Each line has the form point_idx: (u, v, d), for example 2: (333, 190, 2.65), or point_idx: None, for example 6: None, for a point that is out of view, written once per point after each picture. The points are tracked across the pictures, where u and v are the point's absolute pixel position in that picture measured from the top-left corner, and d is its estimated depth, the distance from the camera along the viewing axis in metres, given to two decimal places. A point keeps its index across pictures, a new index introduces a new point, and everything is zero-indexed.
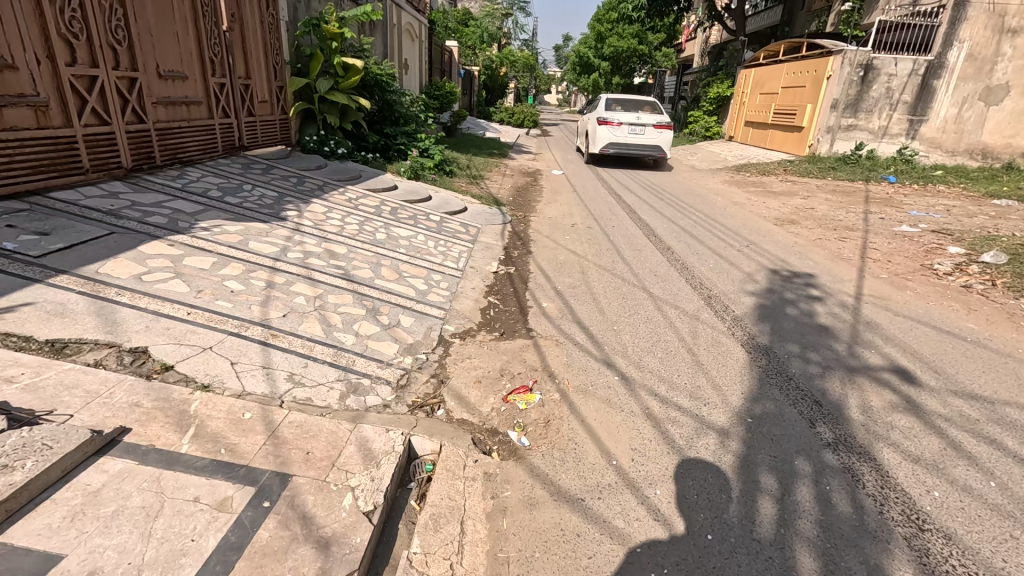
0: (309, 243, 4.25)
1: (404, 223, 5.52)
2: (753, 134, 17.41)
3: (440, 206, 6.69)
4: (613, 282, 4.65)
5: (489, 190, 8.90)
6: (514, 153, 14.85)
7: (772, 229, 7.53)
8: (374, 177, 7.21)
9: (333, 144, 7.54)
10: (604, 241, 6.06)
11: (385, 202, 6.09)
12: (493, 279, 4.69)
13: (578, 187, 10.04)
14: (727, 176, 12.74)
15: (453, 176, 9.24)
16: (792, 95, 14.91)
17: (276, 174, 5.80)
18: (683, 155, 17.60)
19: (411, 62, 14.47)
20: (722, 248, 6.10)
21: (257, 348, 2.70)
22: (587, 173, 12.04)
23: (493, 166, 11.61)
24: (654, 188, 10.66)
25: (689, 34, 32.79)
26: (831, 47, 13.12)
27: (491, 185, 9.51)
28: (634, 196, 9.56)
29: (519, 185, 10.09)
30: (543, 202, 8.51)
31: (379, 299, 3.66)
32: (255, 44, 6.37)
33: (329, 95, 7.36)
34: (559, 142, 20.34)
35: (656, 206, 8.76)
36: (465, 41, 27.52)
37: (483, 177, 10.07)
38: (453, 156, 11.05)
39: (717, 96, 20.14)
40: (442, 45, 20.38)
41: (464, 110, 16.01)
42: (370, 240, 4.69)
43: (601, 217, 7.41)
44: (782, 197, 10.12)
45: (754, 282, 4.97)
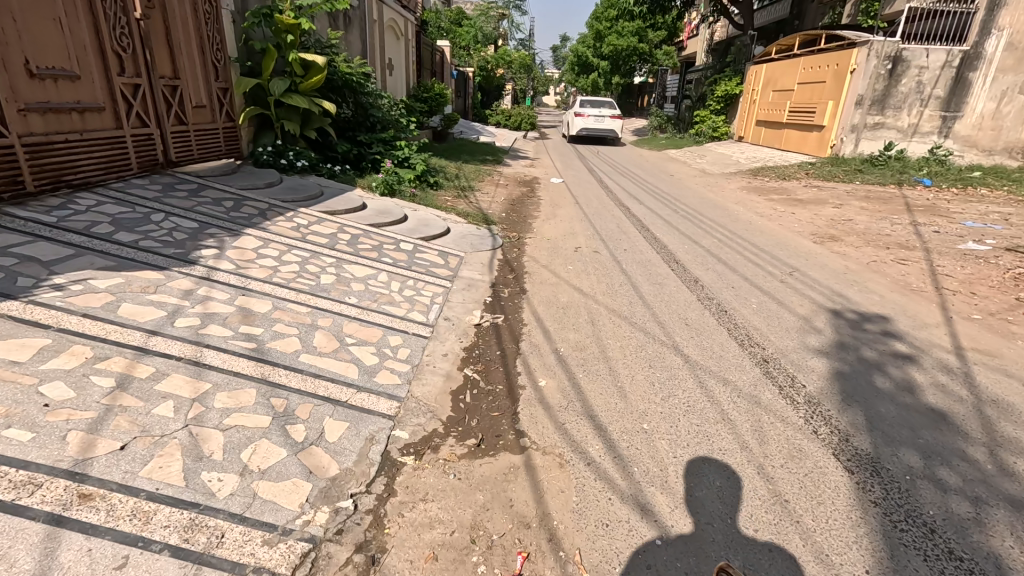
0: (218, 298, 3.09)
1: (361, 258, 4.33)
2: (766, 134, 16.28)
3: (413, 231, 5.52)
4: (632, 338, 3.51)
5: (479, 204, 7.78)
6: (509, 159, 13.69)
7: (811, 247, 6.37)
8: (339, 195, 6.07)
9: (292, 156, 6.38)
10: (615, 272, 4.90)
11: (344, 229, 4.91)
12: (474, 337, 3.53)
13: (581, 198, 8.90)
14: (743, 181, 11.60)
15: (437, 189, 8.07)
16: (810, 91, 13.79)
17: (206, 197, 4.65)
18: (691, 157, 16.47)
19: (396, 63, 13.39)
20: (762, 279, 4.94)
21: (34, 536, 1.53)
22: (590, 181, 10.87)
23: (486, 176, 10.46)
24: (665, 197, 9.51)
25: (690, 31, 31.61)
26: (854, 38, 11.99)
27: (482, 198, 8.37)
28: (645, 207, 8.42)
29: (515, 196, 8.97)
30: (543, 216, 7.38)
31: (296, 393, 2.48)
32: (186, 36, 5.21)
33: (285, 98, 6.23)
34: (558, 146, 19.28)
35: (672, 219, 7.62)
36: (459, 42, 26.46)
37: (473, 189, 8.90)
38: (440, 165, 9.94)
39: (725, 93, 19.04)
40: (432, 46, 19.35)
41: (456, 113, 14.95)
42: (309, 288, 3.53)
43: (609, 236, 6.26)
44: (810, 205, 9.02)
45: (816, 330, 3.81)
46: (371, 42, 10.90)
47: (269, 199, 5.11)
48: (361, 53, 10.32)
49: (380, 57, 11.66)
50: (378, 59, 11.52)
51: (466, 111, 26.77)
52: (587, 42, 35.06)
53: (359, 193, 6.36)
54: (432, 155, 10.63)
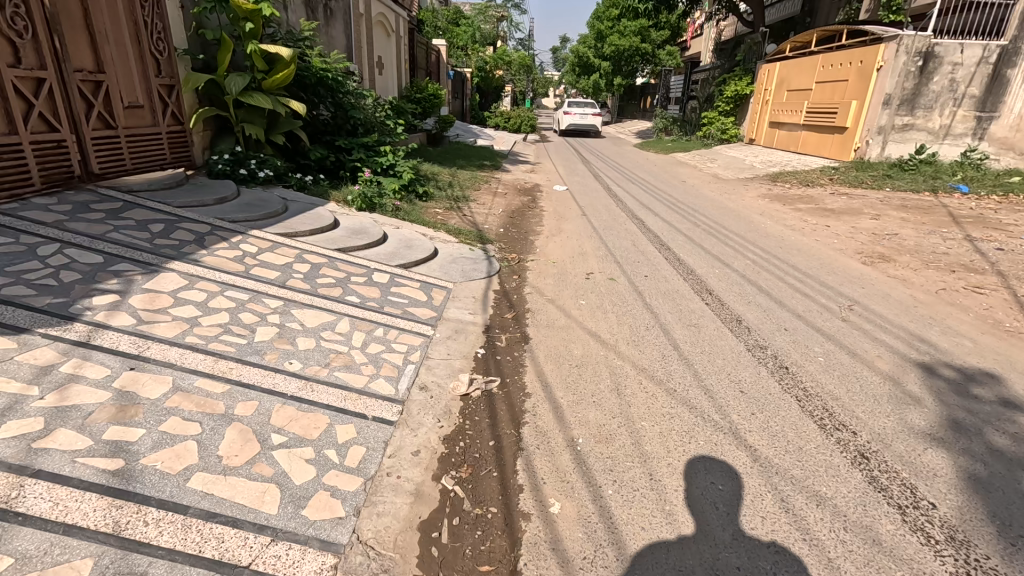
0: (90, 379, 2.17)
1: (318, 298, 3.41)
2: (780, 136, 15.39)
3: (391, 256, 4.58)
4: (672, 417, 2.61)
5: (474, 218, 6.87)
6: (508, 164, 12.76)
7: (862, 270, 5.44)
8: (308, 212, 5.16)
9: (253, 164, 5.47)
10: (638, 309, 4.00)
11: (304, 257, 3.99)
12: (459, 417, 2.60)
13: (588, 209, 8.00)
14: (762, 187, 10.71)
15: (425, 202, 7.15)
16: (829, 90, 12.90)
17: (129, 219, 3.74)
18: (701, 161, 15.58)
19: (386, 62, 12.51)
20: (817, 317, 4.02)
21: None
22: (596, 189, 9.97)
23: (483, 184, 9.57)
24: (682, 207, 8.60)
25: (695, 30, 30.67)
26: (881, 33, 11.11)
27: (477, 210, 7.45)
28: (661, 219, 7.52)
29: (515, 207, 8.05)
30: (546, 231, 6.47)
31: (164, 559, 1.55)
32: (115, 22, 4.32)
33: (245, 96, 5.32)
34: (559, 149, 18.40)
35: (694, 234, 6.70)
36: (456, 42, 25.87)
37: (467, 200, 7.98)
38: (432, 173, 9.03)
39: (736, 92, 18.13)
40: (427, 45, 18.55)
41: (451, 115, 14.07)
42: (236, 353, 2.60)
43: (625, 258, 5.35)
44: (842, 215, 8.12)
45: (912, 399, 2.89)
46: (357, 39, 10.04)
47: (215, 219, 4.19)
48: (344, 51, 9.46)
49: (368, 55, 10.80)
50: (366, 57, 10.67)
51: (465, 112, 25.97)
52: (588, 42, 34.21)
53: (334, 208, 5.45)
54: (423, 162, 9.75)
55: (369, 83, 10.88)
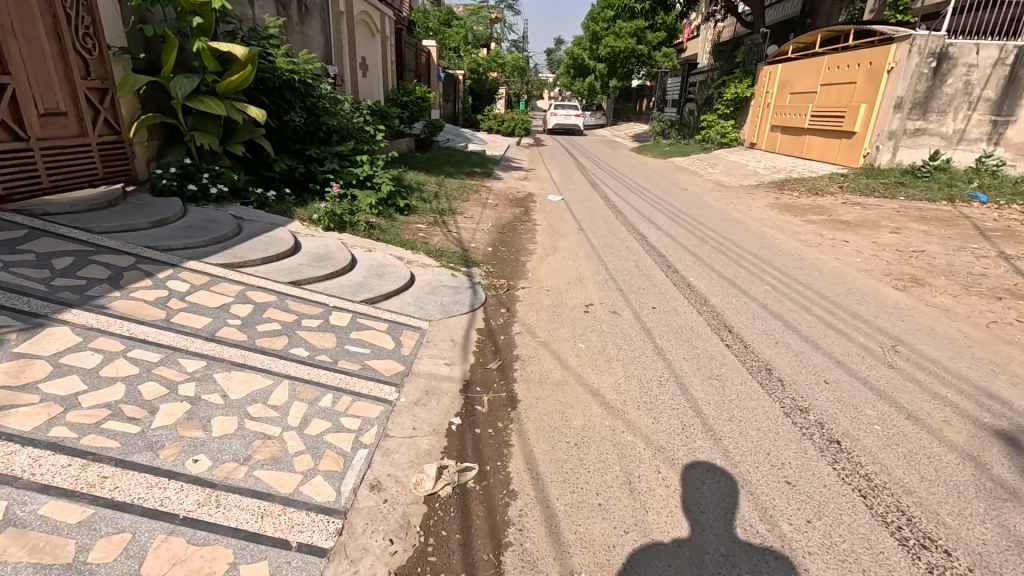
0: None
1: (253, 354, 2.74)
2: (783, 140, 14.84)
3: (356, 288, 3.93)
4: (705, 533, 1.97)
5: (460, 235, 6.25)
6: (500, 171, 12.12)
7: (895, 295, 4.82)
8: (266, 234, 4.52)
9: (204, 179, 4.81)
10: (647, 354, 3.39)
11: (246, 294, 3.33)
12: (420, 533, 1.94)
13: (585, 222, 7.39)
14: (768, 196, 10.15)
15: (405, 218, 6.51)
16: (835, 93, 12.38)
17: (30, 253, 3.09)
18: (702, 166, 15.02)
19: (371, 64, 11.87)
20: (858, 362, 3.41)
21: None
22: (593, 198, 9.36)
23: (472, 194, 8.93)
24: (685, 219, 8.00)
25: (691, 31, 30.12)
26: (891, 33, 10.57)
27: (464, 225, 6.82)
28: (664, 234, 6.92)
29: (506, 220, 7.42)
30: (539, 250, 5.85)
31: None
32: (24, 15, 3.68)
33: (194, 101, 4.68)
34: (554, 153, 17.83)
35: (702, 252, 6.08)
36: (447, 42, 25.43)
37: (454, 213, 7.35)
38: (416, 182, 8.38)
39: (736, 95, 17.56)
40: (417, 47, 18.04)
41: (441, 119, 13.47)
42: (119, 454, 1.92)
43: (628, 284, 4.73)
44: (858, 227, 7.55)
45: (1005, 491, 2.25)
46: (337, 39, 9.44)
47: (144, 247, 3.56)
48: (322, 51, 8.84)
49: (351, 57, 10.21)
50: (349, 59, 10.09)
51: (457, 115, 25.41)
52: (582, 44, 33.71)
53: (297, 228, 4.82)
54: (407, 170, 9.11)
55: (352, 86, 10.29)
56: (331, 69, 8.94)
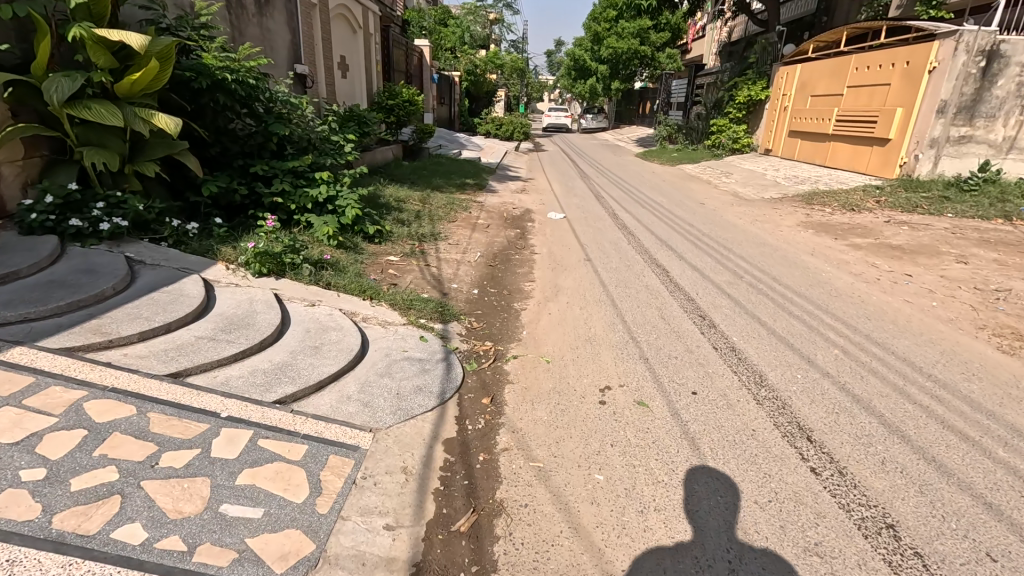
0: None
1: (34, 556, 1.57)
2: (802, 147, 13.70)
3: (274, 373, 2.77)
4: None
5: (440, 271, 5.13)
6: (495, 182, 10.96)
7: (1006, 362, 3.66)
8: (168, 284, 3.36)
9: (93, 211, 3.65)
10: (694, 492, 2.27)
11: (82, 407, 2.18)
12: None
13: (592, 249, 6.28)
14: (797, 212, 9.01)
15: (371, 249, 5.38)
16: (865, 96, 11.26)
17: None
18: (715, 175, 13.88)
19: (352, 64, 10.73)
20: (1022, 508, 2.24)
21: None
22: (598, 216, 8.21)
23: (461, 211, 7.77)
24: (709, 243, 6.86)
25: (696, 31, 29.00)
26: (934, 28, 9.43)
27: (446, 255, 5.67)
28: (686, 264, 5.78)
29: (497, 245, 6.28)
30: (536, 292, 4.72)
31: None
32: None
33: (78, 109, 3.53)
34: (555, 161, 16.71)
35: (738, 291, 4.92)
36: (443, 43, 24.28)
37: (436, 237, 6.20)
38: (393, 200, 7.22)
39: (749, 98, 16.43)
40: (409, 47, 16.95)
41: (431, 124, 12.37)
42: None
43: (653, 352, 3.58)
44: (912, 253, 6.42)
45: None
46: (308, 35, 8.31)
47: None
48: (289, 48, 7.70)
49: (326, 56, 9.10)
50: (323, 57, 8.98)
51: (453, 118, 24.23)
52: (583, 45, 32.52)
53: (219, 273, 3.68)
54: (386, 186, 7.95)
55: (327, 88, 9.16)
56: (298, 68, 7.80)
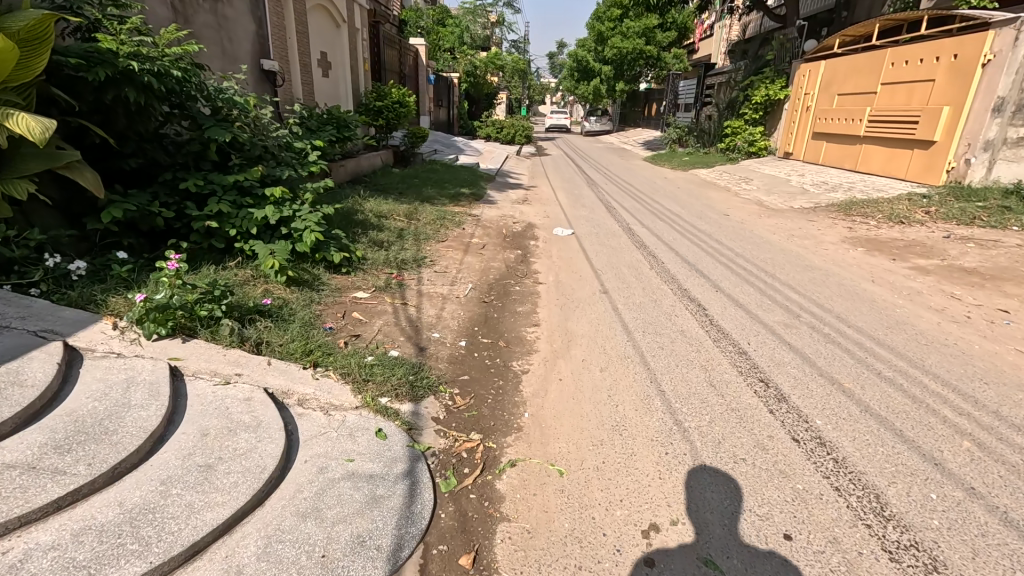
0: None
1: None
2: (828, 150, 12.61)
3: (114, 532, 1.70)
4: None
5: (420, 310, 4.09)
6: (494, 190, 9.93)
7: None
8: (6, 359, 2.30)
9: None
10: (714, 528, 2.06)
11: None
12: None
13: (606, 275, 5.23)
14: (836, 224, 7.93)
15: (334, 284, 4.33)
16: (902, 94, 10.19)
17: None
18: (733, 181, 12.80)
19: (334, 61, 9.70)
20: None
21: None
22: (609, 231, 7.16)
23: (453, 228, 6.71)
24: (745, 265, 5.78)
25: (703, 30, 27.97)
26: (988, 16, 8.37)
27: (429, 286, 4.62)
28: (725, 296, 4.70)
29: (494, 271, 5.22)
30: (541, 342, 3.67)
31: None
32: None
33: None
34: (558, 166, 15.65)
35: (799, 339, 3.83)
36: (442, 43, 23.31)
37: (419, 263, 5.15)
38: (370, 217, 6.16)
39: (767, 98, 15.35)
40: (402, 47, 15.95)
41: (424, 127, 11.33)
42: None
43: (709, 452, 2.51)
44: (994, 279, 5.33)
45: None
46: (278, 26, 7.28)
47: None
48: (253, 40, 6.66)
49: (301, 51, 8.08)
50: (298, 52, 7.94)
51: (452, 122, 23.87)
52: (586, 45, 31.48)
53: (96, 337, 2.63)
54: (365, 200, 6.91)
55: (303, 87, 8.14)
56: (264, 62, 6.78)
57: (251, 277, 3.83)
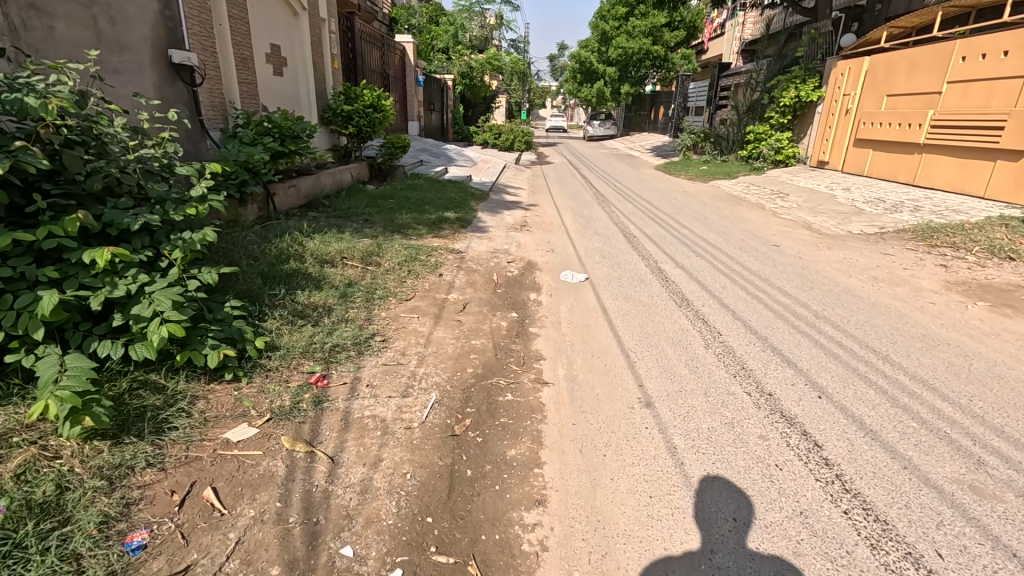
0: None
1: None
2: (876, 160, 10.89)
3: None
4: None
5: (337, 464, 2.36)
6: (487, 213, 8.21)
7: None
8: None
9: None
10: (723, 540, 2.06)
11: None
12: None
13: (642, 360, 3.54)
14: (921, 259, 6.19)
15: (200, 408, 2.61)
16: (976, 94, 8.54)
17: None
18: (766, 195, 11.05)
19: (290, 55, 7.96)
20: None
21: None
22: (632, 275, 5.43)
23: (425, 275, 4.98)
24: (837, 337, 4.03)
25: (712, 29, 26.40)
26: None
27: (366, 401, 2.88)
28: (839, 412, 2.98)
29: (476, 358, 3.48)
30: (549, 556, 1.96)
31: None
32: None
33: None
34: (561, 177, 13.88)
35: (1023, 539, 2.08)
36: (435, 43, 21.71)
37: (359, 350, 3.40)
38: (303, 269, 4.43)
39: (797, 100, 13.61)
40: (386, 45, 14.24)
41: (404, 136, 9.59)
42: None
43: (733, 519, 2.17)
44: None
45: None
46: (199, 7, 5.57)
47: None
48: (155, 22, 4.95)
49: (237, 41, 6.36)
50: (232, 41, 6.22)
51: (445, 127, 22.19)
52: (588, 46, 29.85)
53: None
54: (309, 237, 5.20)
55: (240, 87, 6.41)
56: (170, 51, 5.05)
57: (23, 424, 2.16)
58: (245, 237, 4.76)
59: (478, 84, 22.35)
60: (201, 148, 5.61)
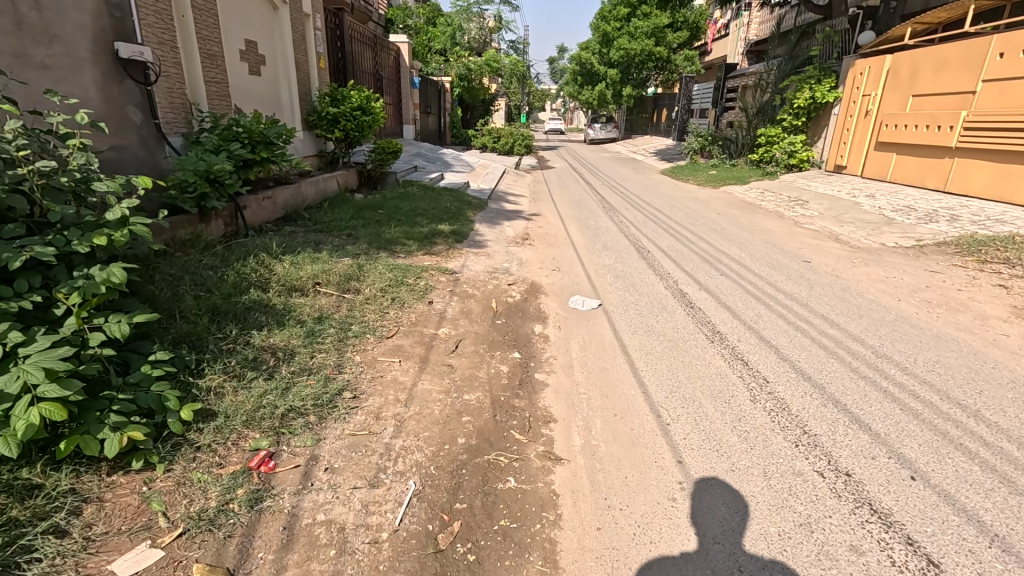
0: None
1: None
2: (901, 164, 10.20)
3: None
4: None
5: None
6: (485, 225, 7.52)
7: None
8: None
9: None
10: (719, 540, 2.06)
11: None
12: None
13: (677, 423, 2.83)
14: (974, 278, 5.50)
15: (86, 522, 1.89)
16: (1017, 93, 7.88)
17: None
18: (784, 203, 10.35)
19: (269, 52, 7.27)
20: None
21: None
22: (651, 301, 4.73)
23: (412, 303, 4.27)
24: (907, 383, 3.33)
25: (716, 29, 25.76)
26: None
27: (321, 497, 2.16)
28: (943, 503, 2.28)
29: (469, 421, 2.77)
30: None
31: None
32: None
33: None
34: (564, 183, 13.20)
35: None
36: (432, 44, 21.09)
37: (319, 414, 2.67)
38: (263, 301, 3.71)
39: (811, 101, 12.93)
40: (379, 46, 13.58)
41: (396, 142, 8.99)
42: None
43: (731, 520, 2.16)
44: None
45: None
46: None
47: None
48: (99, 9, 4.26)
49: (204, 34, 5.66)
50: (197, 35, 5.52)
51: (442, 131, 21.50)
52: (589, 48, 29.24)
53: None
54: (278, 259, 4.50)
55: (207, 86, 5.71)
56: (117, 44, 4.35)
57: None
58: (200, 262, 4.05)
59: (477, 87, 21.66)
60: (159, 156, 4.90)
